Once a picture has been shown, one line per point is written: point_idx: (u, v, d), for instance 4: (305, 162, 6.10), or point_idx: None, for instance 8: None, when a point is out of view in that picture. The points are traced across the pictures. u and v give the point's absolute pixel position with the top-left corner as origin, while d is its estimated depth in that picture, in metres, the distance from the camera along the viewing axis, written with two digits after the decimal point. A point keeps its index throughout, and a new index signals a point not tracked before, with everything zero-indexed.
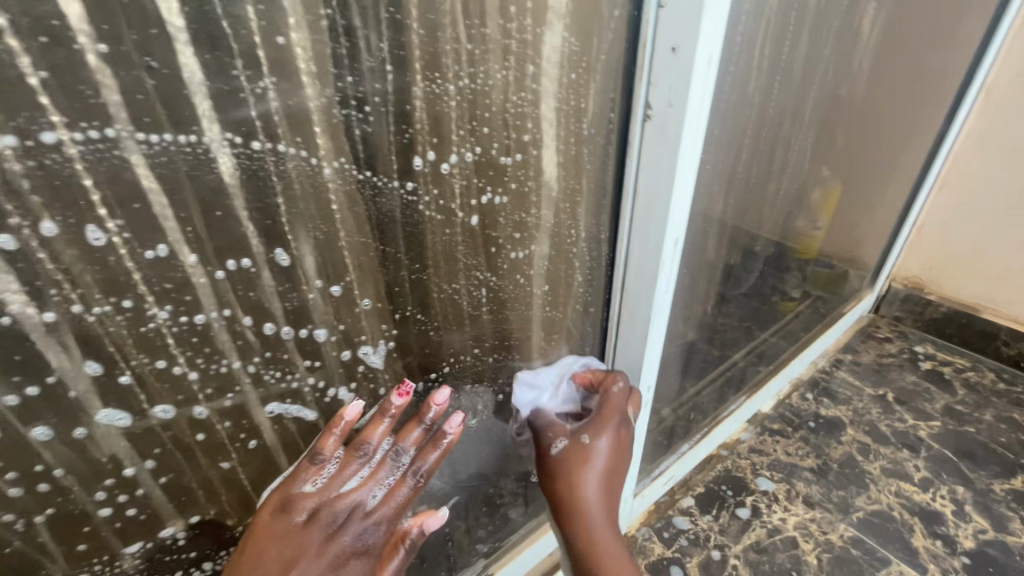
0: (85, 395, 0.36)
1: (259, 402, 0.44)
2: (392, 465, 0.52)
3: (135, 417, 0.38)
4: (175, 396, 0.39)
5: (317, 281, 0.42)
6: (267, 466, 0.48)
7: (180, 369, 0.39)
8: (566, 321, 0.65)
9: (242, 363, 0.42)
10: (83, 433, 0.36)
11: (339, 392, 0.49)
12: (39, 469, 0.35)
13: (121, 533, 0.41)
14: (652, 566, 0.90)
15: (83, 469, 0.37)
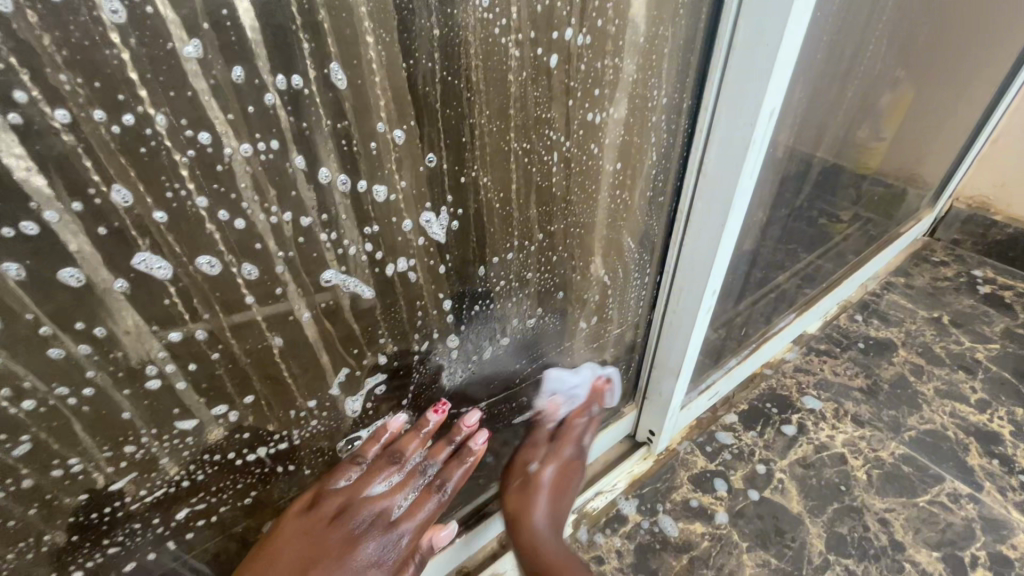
0: (120, 231, 0.31)
1: (308, 264, 0.40)
2: (419, 476, 0.59)
3: (176, 268, 0.34)
4: (218, 246, 0.35)
5: (379, 123, 0.38)
6: (321, 345, 0.45)
7: (225, 213, 0.34)
8: (633, 208, 0.59)
9: (292, 216, 0.37)
10: (123, 284, 0.33)
11: (399, 268, 0.46)
12: (80, 326, 0.32)
13: (170, 405, 0.38)
14: (694, 477, 0.89)
15: (124, 327, 0.34)
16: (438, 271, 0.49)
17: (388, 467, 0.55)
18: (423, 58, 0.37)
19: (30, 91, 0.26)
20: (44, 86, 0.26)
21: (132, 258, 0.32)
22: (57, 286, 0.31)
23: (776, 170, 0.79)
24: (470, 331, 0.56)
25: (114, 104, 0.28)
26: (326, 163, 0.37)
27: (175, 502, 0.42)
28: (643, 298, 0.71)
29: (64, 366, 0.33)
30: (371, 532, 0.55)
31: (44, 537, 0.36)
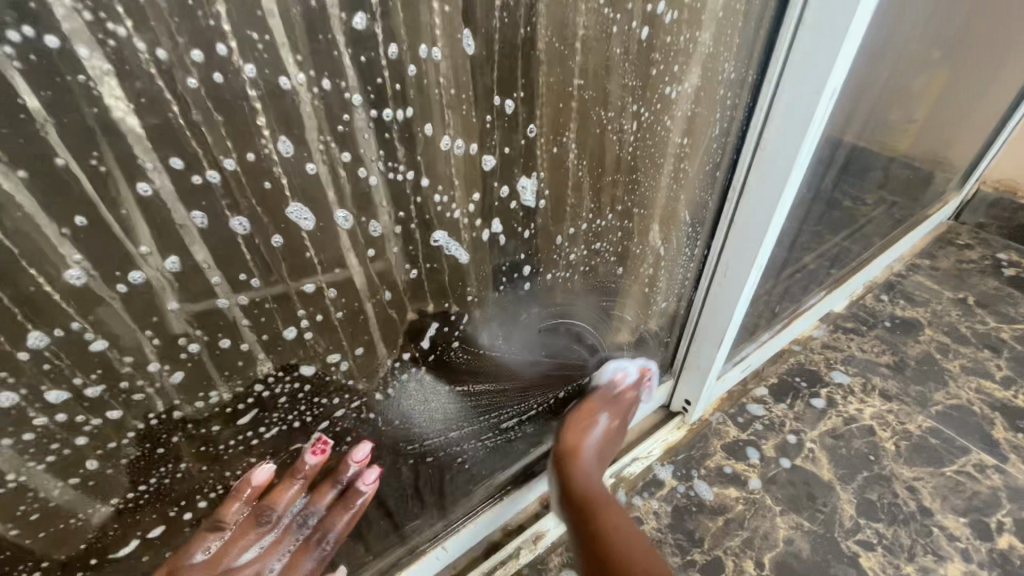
0: (278, 185, 0.35)
1: (419, 222, 0.44)
2: (298, 528, 0.54)
3: (316, 221, 0.38)
4: (353, 199, 0.40)
5: (494, 96, 0.42)
6: (411, 301, 0.48)
7: (364, 173, 0.39)
8: (689, 179, 0.61)
9: (413, 176, 0.42)
10: (279, 240, 0.37)
11: (490, 231, 0.50)
12: (242, 278, 0.36)
13: (297, 353, 0.42)
14: (727, 446, 0.92)
15: (272, 279, 0.38)
16: (521, 237, 0.52)
17: (257, 528, 0.49)
18: (538, 26, 0.41)
19: (216, 42, 0.29)
20: (232, 40, 0.30)
21: (277, 207, 0.36)
22: (228, 235, 0.34)
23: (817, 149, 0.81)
24: (537, 289, 0.59)
25: (289, 63, 0.32)
26: (432, 125, 0.40)
27: (288, 440, 0.46)
28: (690, 272, 0.74)
29: (224, 316, 0.37)
30: None
31: (179, 465, 0.39)
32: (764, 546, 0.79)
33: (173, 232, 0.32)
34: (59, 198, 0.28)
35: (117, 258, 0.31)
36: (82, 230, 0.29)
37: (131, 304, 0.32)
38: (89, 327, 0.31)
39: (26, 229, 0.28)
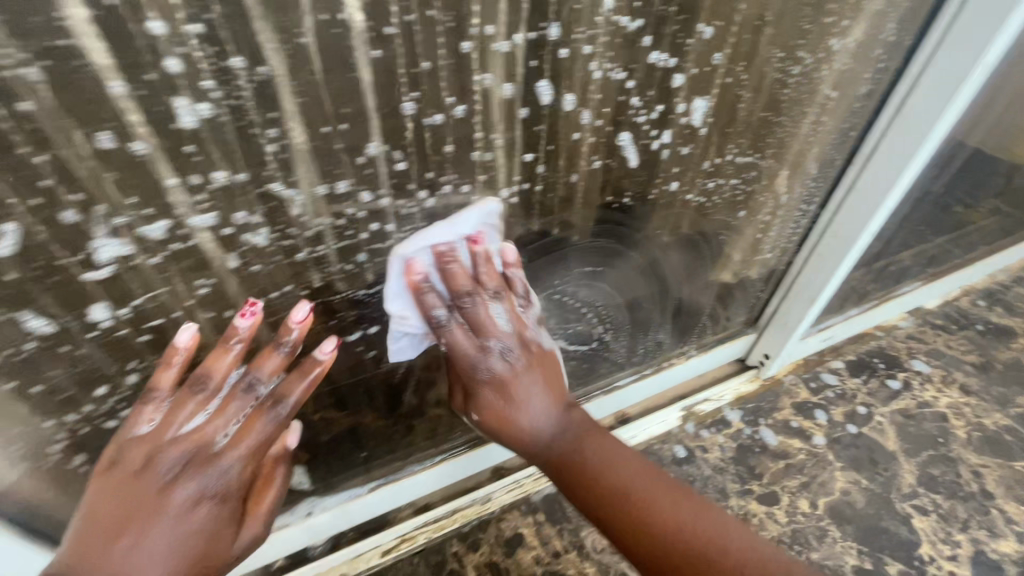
0: (536, 64, 0.41)
1: (614, 126, 0.49)
2: (246, 397, 0.47)
3: (551, 99, 0.44)
4: (577, 88, 0.44)
5: (706, 22, 0.45)
6: (588, 192, 0.54)
7: (592, 63, 0.43)
8: (823, 134, 0.65)
9: (624, 78, 0.45)
10: (524, 113, 0.44)
11: (661, 141, 0.53)
12: (492, 137, 0.45)
13: (502, 211, 0.51)
14: (796, 405, 0.98)
15: (509, 144, 0.46)
16: (681, 155, 0.56)
17: (195, 396, 0.45)
18: None
19: None
20: None
21: (529, 85, 0.42)
22: (494, 99, 0.42)
23: (957, 132, 0.81)
24: (675, 214, 0.64)
25: None
26: (654, 38, 0.44)
27: None
28: (800, 227, 0.79)
29: (472, 166, 0.46)
30: (188, 473, 0.44)
31: (397, 281, 0.52)
32: (821, 492, 0.86)
33: (467, 86, 0.40)
34: (415, 44, 0.37)
35: (429, 99, 0.40)
36: (422, 71, 0.38)
37: (428, 138, 0.42)
38: (400, 149, 0.42)
39: (388, 65, 0.37)
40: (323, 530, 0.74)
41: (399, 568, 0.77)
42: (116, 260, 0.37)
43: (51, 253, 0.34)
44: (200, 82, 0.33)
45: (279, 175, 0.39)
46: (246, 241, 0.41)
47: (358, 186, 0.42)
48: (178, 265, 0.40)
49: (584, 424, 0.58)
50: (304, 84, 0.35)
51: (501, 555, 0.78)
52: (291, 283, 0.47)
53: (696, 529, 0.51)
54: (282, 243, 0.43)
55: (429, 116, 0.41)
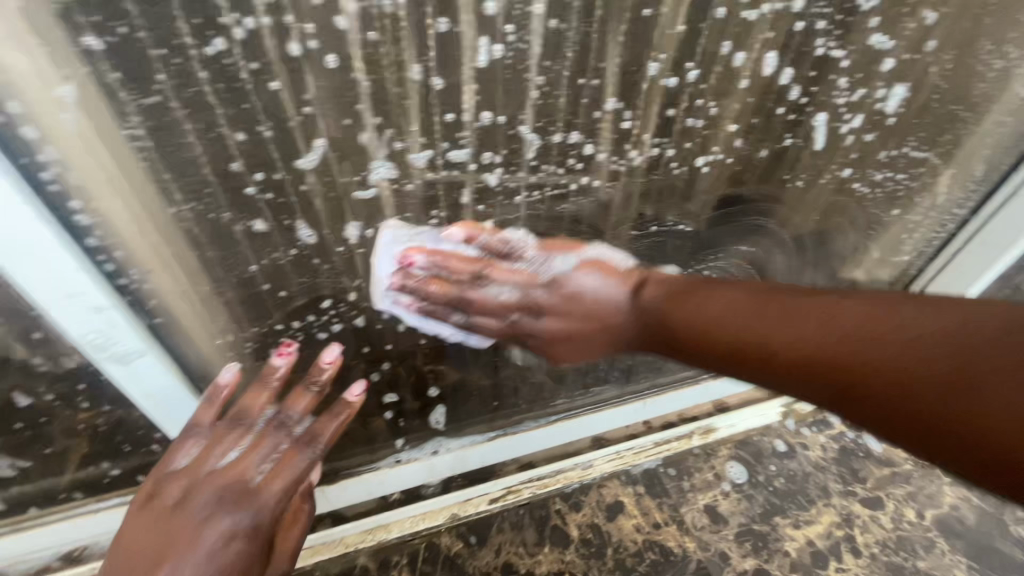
0: (772, 37, 0.45)
1: (814, 104, 0.51)
2: (278, 432, 0.53)
3: (773, 72, 0.47)
4: (797, 64, 0.47)
5: (928, 9, 0.47)
6: (770, 168, 0.57)
7: (820, 41, 0.46)
8: (1002, 136, 0.63)
9: (840, 58, 0.48)
10: (744, 84, 0.47)
11: (851, 125, 0.55)
12: (710, 105, 0.48)
13: (688, 179, 0.55)
14: None
15: (723, 112, 0.49)
16: (863, 141, 0.57)
17: (232, 432, 0.51)
18: None
19: None
20: None
21: (758, 57, 0.45)
22: (725, 68, 0.45)
23: None
24: (835, 200, 0.65)
25: None
26: (881, 19, 0.46)
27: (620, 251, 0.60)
28: (944, 231, 0.76)
29: (682, 132, 0.49)
30: (225, 505, 0.48)
31: (572, 237, 0.55)
32: (928, 504, 0.84)
33: (706, 54, 0.44)
34: (681, 5, 0.40)
35: (673, 60, 0.43)
36: (675, 35, 0.42)
37: (657, 100, 0.46)
38: (631, 107, 0.45)
39: (650, 28, 0.41)
40: (441, 473, 0.79)
41: (506, 518, 0.80)
42: (380, 184, 0.42)
43: (343, 169, 0.40)
44: (503, 25, 0.37)
45: (534, 120, 0.43)
46: (481, 180, 0.46)
47: (585, 138, 0.46)
48: (425, 195, 0.45)
49: (666, 294, 0.49)
50: (581, 34, 0.39)
51: (603, 518, 0.81)
52: (498, 226, 0.51)
53: (929, 334, 0.39)
54: (506, 186, 0.47)
55: (667, 76, 0.44)
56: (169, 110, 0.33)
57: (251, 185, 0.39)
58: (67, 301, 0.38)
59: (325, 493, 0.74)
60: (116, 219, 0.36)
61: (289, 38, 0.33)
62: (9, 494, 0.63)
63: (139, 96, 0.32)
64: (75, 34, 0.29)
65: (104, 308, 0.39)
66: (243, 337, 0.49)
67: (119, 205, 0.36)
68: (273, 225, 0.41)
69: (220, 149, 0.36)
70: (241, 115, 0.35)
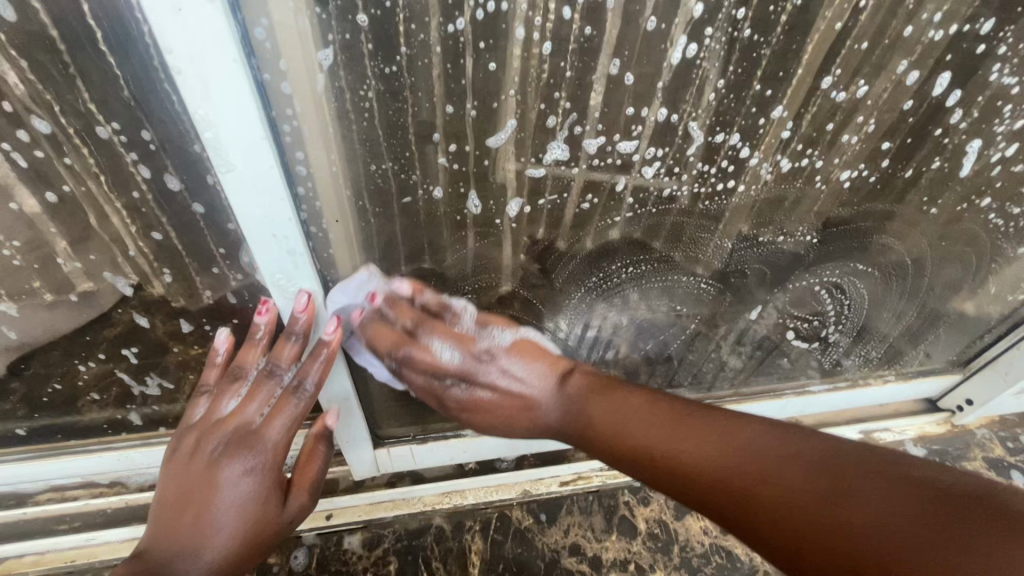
0: (948, 61, 0.47)
1: (971, 130, 0.53)
2: (272, 385, 0.56)
3: (940, 95, 0.49)
4: (965, 88, 0.49)
5: None
6: (907, 189, 0.58)
7: (995, 70, 0.48)
8: None
9: (1011, 86, 0.49)
10: (908, 105, 0.49)
11: (1002, 154, 0.55)
12: (869, 120, 0.50)
13: (825, 192, 0.57)
14: (989, 460, 0.93)
15: (880, 130, 0.51)
16: (1010, 172, 0.57)
17: (231, 384, 0.57)
18: None
19: None
20: None
21: (933, 76, 0.48)
22: (896, 84, 0.48)
23: None
24: (962, 230, 0.65)
25: None
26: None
27: (734, 250, 0.63)
28: None
29: (835, 145, 0.52)
30: (230, 453, 0.55)
31: (694, 231, 0.59)
32: None
33: (878, 72, 0.47)
34: (868, 22, 0.43)
35: (842, 75, 0.46)
36: (856, 53, 0.45)
37: (822, 112, 0.49)
38: (794, 117, 0.49)
39: (833, 44, 0.44)
40: (518, 449, 0.81)
41: (575, 501, 0.81)
42: (551, 163, 0.48)
43: (526, 148, 0.46)
44: (703, 27, 0.42)
45: (702, 118, 0.47)
46: (637, 172, 0.51)
47: (743, 142, 0.50)
48: (589, 177, 0.50)
49: (589, 386, 0.58)
50: (769, 37, 0.43)
51: (671, 516, 0.81)
52: (639, 212, 0.55)
53: (765, 457, 0.45)
54: (658, 180, 0.52)
55: (838, 90, 0.47)
56: (404, 78, 0.39)
57: (445, 156, 0.45)
58: (272, 241, 0.42)
59: (413, 453, 0.77)
60: (327, 168, 0.42)
61: (518, 23, 0.39)
62: (151, 410, 0.71)
63: (389, 65, 0.38)
64: (353, 11, 0.35)
65: (298, 252, 0.44)
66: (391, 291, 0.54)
67: (331, 155, 0.41)
68: (448, 191, 0.48)
69: (438, 114, 0.42)
70: (463, 89, 0.41)
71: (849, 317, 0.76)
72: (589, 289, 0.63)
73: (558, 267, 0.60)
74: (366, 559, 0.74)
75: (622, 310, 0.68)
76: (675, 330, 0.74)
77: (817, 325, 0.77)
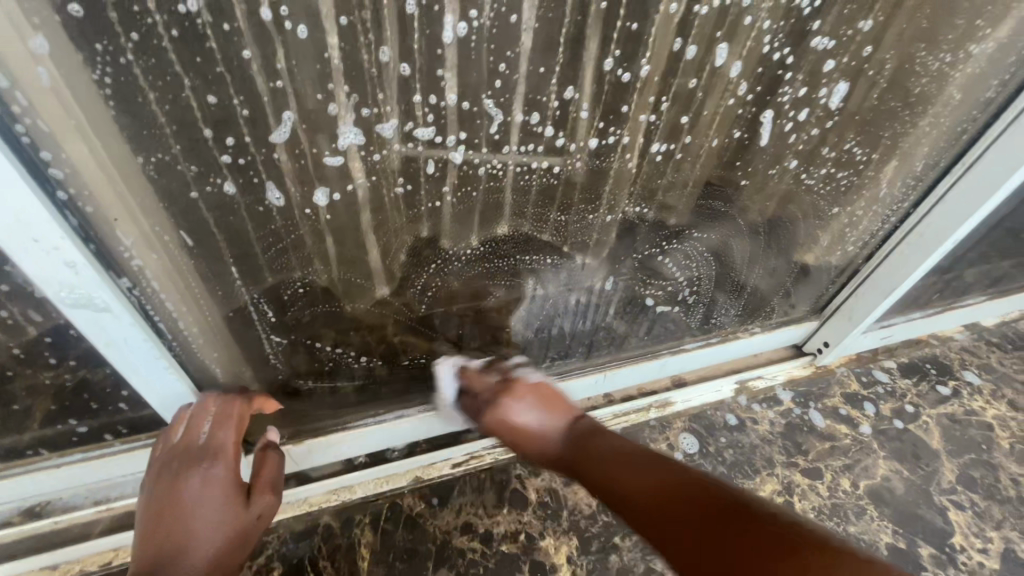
0: (721, 38, 0.50)
1: (759, 99, 0.56)
2: (215, 403, 0.60)
3: (722, 67, 0.52)
4: (744, 59, 0.52)
5: (860, 22, 0.52)
6: (720, 156, 0.62)
7: (766, 43, 0.51)
8: (933, 139, 0.67)
9: (783, 58, 0.53)
10: (694, 83, 0.53)
11: (796, 119, 0.59)
12: (655, 97, 0.53)
13: (645, 164, 0.60)
14: (847, 395, 1.02)
15: (673, 107, 0.55)
16: (810, 135, 0.62)
17: (184, 416, 0.59)
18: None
19: None
20: None
21: (708, 49, 0.51)
22: (676, 60, 0.51)
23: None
24: (784, 189, 0.69)
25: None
26: (822, 23, 0.51)
27: (573, 221, 0.65)
28: (887, 224, 0.80)
29: (632, 123, 0.55)
30: (195, 464, 0.55)
31: (525, 207, 0.61)
32: (864, 474, 0.91)
33: (654, 51, 0.50)
34: (634, 3, 0.46)
35: (622, 56, 0.49)
36: (627, 33, 0.48)
37: (613, 91, 0.51)
38: (584, 97, 0.51)
39: (598, 26, 0.47)
40: (397, 441, 0.80)
41: (468, 481, 0.82)
42: (349, 149, 0.47)
43: (313, 139, 0.45)
44: (468, 9, 0.43)
45: (494, 96, 0.49)
46: (447, 155, 0.51)
47: (543, 122, 0.52)
48: (392, 162, 0.50)
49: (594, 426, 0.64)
50: (539, 16, 0.45)
51: (560, 483, 0.83)
52: (467, 193, 0.56)
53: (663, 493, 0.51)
54: (471, 162, 0.53)
55: (621, 69, 0.50)
56: (140, 68, 0.37)
57: (226, 152, 0.43)
58: (40, 250, 0.40)
59: (289, 454, 0.72)
60: (86, 169, 0.39)
61: (263, 5, 0.37)
62: None
63: (121, 55, 0.36)
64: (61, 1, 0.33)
65: (78, 262, 0.42)
66: (221, 288, 0.53)
67: (82, 152, 0.38)
68: (241, 185, 0.46)
69: (197, 106, 0.40)
70: (222, 78, 0.40)
71: (703, 276, 0.80)
72: (431, 274, 0.64)
73: (397, 256, 0.60)
74: (250, 567, 0.71)
75: (483, 292, 0.69)
76: (542, 306, 0.75)
77: (676, 286, 0.80)
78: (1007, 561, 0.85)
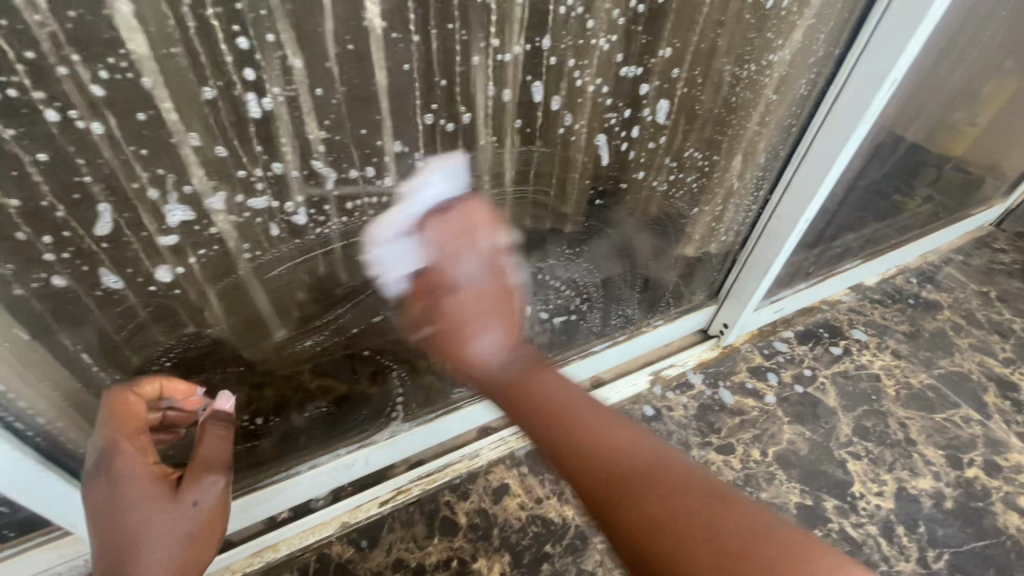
0: (529, 80, 0.55)
1: (586, 124, 0.62)
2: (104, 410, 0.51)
3: (541, 104, 0.58)
4: (559, 95, 0.58)
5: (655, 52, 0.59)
6: (571, 174, 0.67)
7: (576, 80, 0.57)
8: (758, 137, 0.75)
9: (595, 90, 0.59)
10: (520, 123, 0.59)
11: (630, 136, 0.66)
12: (485, 137, 0.58)
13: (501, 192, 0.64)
14: (751, 369, 1.10)
15: (507, 142, 0.60)
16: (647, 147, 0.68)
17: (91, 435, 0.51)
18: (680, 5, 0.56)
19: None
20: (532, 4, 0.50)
21: (523, 89, 0.56)
22: (495, 105, 0.55)
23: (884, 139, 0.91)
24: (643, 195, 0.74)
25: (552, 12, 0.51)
26: (622, 55, 0.57)
27: None
28: (749, 214, 0.88)
29: (473, 162, 0.59)
30: (101, 485, 0.47)
31: None
32: (770, 441, 0.98)
33: (471, 99, 0.54)
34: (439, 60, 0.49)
35: (440, 106, 0.52)
36: (440, 87, 0.51)
37: (441, 137, 0.55)
38: (418, 146, 0.54)
39: (411, 84, 0.50)
40: (316, 491, 0.79)
41: (395, 517, 0.82)
42: (182, 226, 0.48)
43: (143, 222, 0.46)
44: (273, 85, 0.44)
45: (325, 156, 0.50)
46: (293, 217, 0.53)
47: (383, 173, 0.54)
48: (237, 230, 0.51)
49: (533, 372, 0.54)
50: (347, 82, 0.47)
51: (489, 502, 0.85)
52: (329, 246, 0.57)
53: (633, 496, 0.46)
54: (322, 217, 0.54)
55: (444, 120, 0.54)
56: None
57: (45, 249, 0.43)
58: None
59: None
60: None
61: (48, 108, 0.37)
62: None
63: None
64: None
65: None
66: (72, 376, 0.51)
67: None
68: (72, 276, 0.45)
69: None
70: (22, 180, 0.39)
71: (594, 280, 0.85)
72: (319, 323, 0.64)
73: (276, 312, 0.61)
74: None
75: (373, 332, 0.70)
76: None
77: (569, 295, 0.85)
78: (900, 499, 0.93)
